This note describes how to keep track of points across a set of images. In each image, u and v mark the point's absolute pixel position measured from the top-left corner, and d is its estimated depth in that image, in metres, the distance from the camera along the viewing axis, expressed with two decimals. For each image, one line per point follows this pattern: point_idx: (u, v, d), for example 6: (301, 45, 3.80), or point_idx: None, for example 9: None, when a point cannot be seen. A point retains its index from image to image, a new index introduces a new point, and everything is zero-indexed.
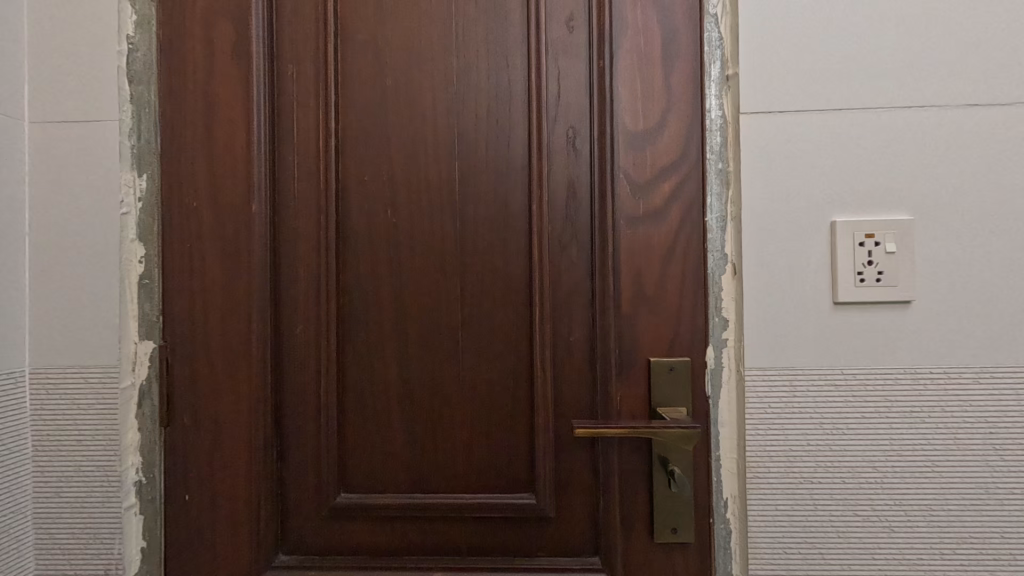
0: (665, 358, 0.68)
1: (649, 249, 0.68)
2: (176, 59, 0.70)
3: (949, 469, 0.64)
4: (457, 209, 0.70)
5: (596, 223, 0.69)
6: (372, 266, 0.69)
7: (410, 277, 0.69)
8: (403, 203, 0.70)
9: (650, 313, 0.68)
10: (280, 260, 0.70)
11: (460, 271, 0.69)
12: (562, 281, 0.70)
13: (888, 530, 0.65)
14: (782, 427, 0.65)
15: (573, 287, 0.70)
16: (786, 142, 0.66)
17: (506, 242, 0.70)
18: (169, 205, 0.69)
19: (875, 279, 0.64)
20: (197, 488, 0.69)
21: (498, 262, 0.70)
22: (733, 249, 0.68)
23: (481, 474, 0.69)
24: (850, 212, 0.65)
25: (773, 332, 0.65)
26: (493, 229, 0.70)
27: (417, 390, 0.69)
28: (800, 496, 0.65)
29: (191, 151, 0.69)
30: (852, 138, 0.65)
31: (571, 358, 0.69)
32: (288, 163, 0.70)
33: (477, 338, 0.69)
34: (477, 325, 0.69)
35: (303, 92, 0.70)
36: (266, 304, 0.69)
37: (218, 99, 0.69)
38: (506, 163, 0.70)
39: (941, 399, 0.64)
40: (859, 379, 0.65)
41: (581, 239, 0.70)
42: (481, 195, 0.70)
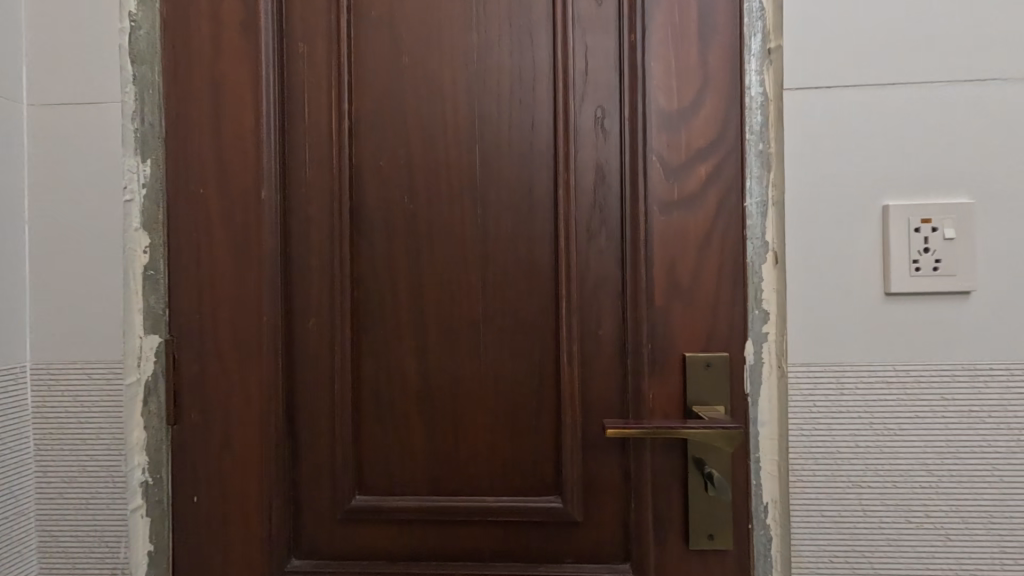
0: (701, 353, 0.64)
1: (683, 237, 0.64)
2: (187, 43, 0.67)
3: (1012, 473, 0.59)
4: (477, 198, 0.67)
5: (626, 210, 0.65)
6: (389, 258, 0.68)
7: (427, 270, 0.67)
8: (420, 193, 0.67)
9: (684, 305, 0.64)
10: (295, 252, 0.68)
11: (479, 263, 0.67)
12: (589, 272, 0.66)
13: (944, 538, 0.60)
14: (828, 427, 0.61)
15: (601, 278, 0.66)
16: (834, 121, 0.61)
17: (531, 231, 0.66)
18: (182, 196, 0.67)
19: (932, 268, 0.59)
20: (217, 486, 0.67)
21: (521, 252, 0.67)
22: (774, 235, 0.63)
23: (505, 474, 0.67)
24: (904, 197, 0.60)
25: (818, 326, 0.61)
26: (517, 218, 0.67)
27: (437, 385, 0.67)
28: (847, 500, 0.61)
29: (204, 140, 0.67)
30: (907, 114, 0.60)
31: (600, 353, 0.66)
32: (303, 150, 0.68)
33: (500, 331, 0.67)
34: (499, 318, 0.67)
35: (317, 75, 0.67)
36: (281, 298, 0.67)
37: (230, 84, 0.67)
38: (529, 147, 0.67)
39: (1003, 398, 0.59)
40: (913, 376, 0.60)
41: (610, 227, 0.66)
42: (503, 182, 0.67)
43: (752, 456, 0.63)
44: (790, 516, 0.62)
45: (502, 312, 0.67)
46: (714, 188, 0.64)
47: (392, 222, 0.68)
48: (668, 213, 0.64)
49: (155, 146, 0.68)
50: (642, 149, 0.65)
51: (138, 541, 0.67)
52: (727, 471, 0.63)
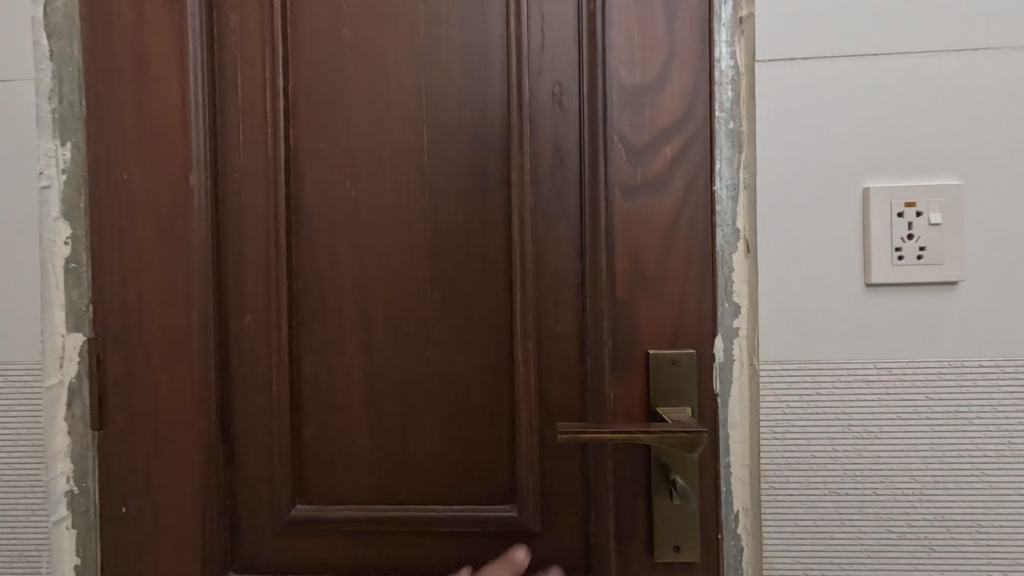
0: (666, 350, 0.59)
1: (647, 224, 0.59)
2: (108, 15, 0.61)
3: (1001, 480, 0.55)
4: (425, 183, 0.62)
5: (585, 195, 0.60)
6: (331, 248, 0.62)
7: (372, 261, 0.62)
8: (364, 178, 0.62)
9: (649, 298, 0.59)
10: (230, 243, 0.63)
11: (428, 253, 0.62)
12: (547, 263, 0.61)
13: (928, 549, 0.56)
14: (804, 430, 0.56)
15: (560, 269, 0.61)
16: (810, 95, 0.55)
17: (484, 218, 0.61)
18: (105, 183, 0.62)
19: (916, 257, 0.54)
20: (148, 495, 0.62)
21: (473, 241, 0.61)
22: (745, 222, 0.58)
23: (457, 481, 0.62)
24: (886, 179, 0.55)
25: (792, 320, 0.56)
26: (469, 204, 0.61)
27: (383, 386, 0.62)
28: (823, 509, 0.56)
29: (128, 121, 0.62)
30: (890, 88, 0.55)
31: (558, 350, 0.61)
32: (236, 132, 0.62)
33: (450, 326, 0.62)
34: (449, 313, 0.62)
35: (250, 50, 0.62)
36: (216, 292, 0.63)
37: (155, 60, 0.61)
38: (481, 127, 0.61)
39: (993, 398, 0.54)
40: (895, 374, 0.55)
41: (569, 214, 0.61)
42: (453, 165, 0.61)
43: (721, 461, 0.59)
44: (761, 526, 0.57)
45: (453, 307, 0.62)
46: (680, 170, 0.59)
47: (334, 210, 0.62)
48: (631, 197, 0.59)
49: (75, 128, 0.62)
50: (602, 127, 0.59)
51: (63, 555, 0.63)
52: (694, 477, 0.58)
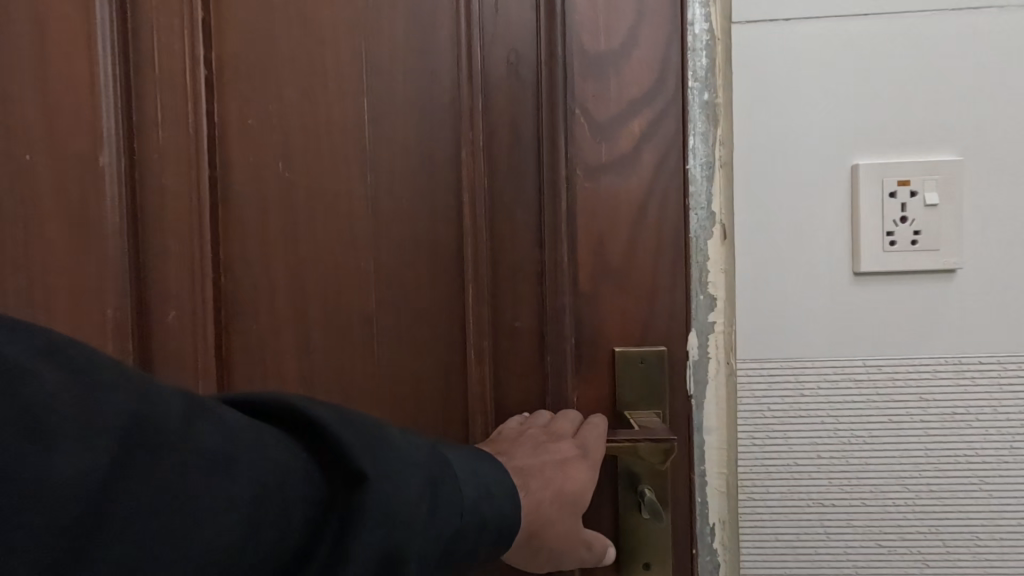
0: (634, 349, 0.53)
1: (613, 208, 0.53)
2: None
3: (1002, 488, 0.50)
4: (366, 164, 0.55)
5: (543, 176, 0.54)
6: (263, 239, 0.56)
7: (309, 252, 0.56)
8: (298, 160, 0.56)
9: (615, 291, 0.53)
10: (147, 234, 0.56)
11: (371, 242, 0.56)
12: (502, 252, 0.55)
13: (921, 565, 0.51)
14: (784, 435, 0.51)
15: (517, 260, 0.55)
16: (792, 62, 0.50)
17: (432, 203, 0.55)
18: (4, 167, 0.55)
19: (910, 241, 0.49)
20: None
21: (421, 229, 0.55)
22: (721, 205, 0.51)
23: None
24: (877, 155, 0.49)
25: (770, 314, 0.51)
26: (415, 187, 0.55)
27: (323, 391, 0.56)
28: (806, 521, 0.51)
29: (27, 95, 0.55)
30: (881, 52, 0.49)
31: (516, 349, 0.55)
32: (151, 111, 0.55)
33: (395, 322, 0.56)
34: (395, 309, 0.56)
35: (165, 15, 0.55)
36: (136, 290, 0.57)
37: (58, 28, 0.55)
38: (428, 101, 0.55)
39: (994, 399, 0.49)
40: (886, 374, 0.50)
41: (527, 198, 0.54)
42: (397, 144, 0.55)
43: (696, 470, 0.52)
44: (738, 539, 0.52)
45: (400, 302, 0.56)
46: (649, 147, 0.52)
47: (264, 196, 0.56)
48: (594, 178, 0.53)
49: None
50: (563, 99, 0.53)
51: None
52: (666, 488, 0.52)
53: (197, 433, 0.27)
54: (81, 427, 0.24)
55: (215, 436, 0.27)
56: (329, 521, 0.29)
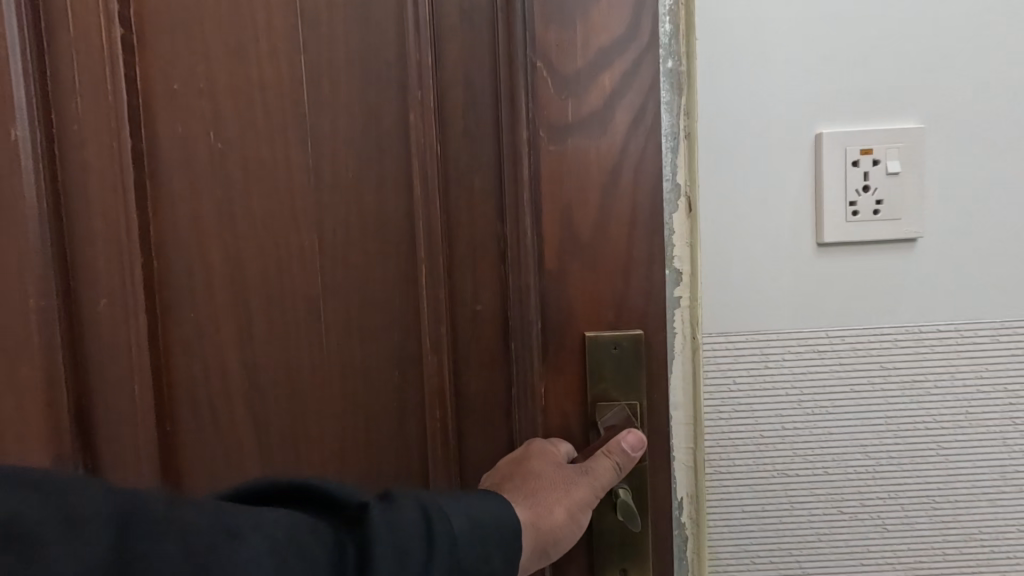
0: (603, 334, 0.50)
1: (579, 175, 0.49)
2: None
3: (958, 452, 0.51)
4: (309, 134, 0.53)
5: (503, 145, 0.51)
6: (202, 220, 0.54)
7: (255, 232, 0.54)
8: (235, 133, 0.53)
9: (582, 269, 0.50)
10: (70, 213, 0.53)
11: (321, 220, 0.53)
12: (461, 230, 0.53)
13: (881, 529, 0.52)
14: (751, 408, 0.51)
15: (479, 238, 0.53)
16: (754, 27, 0.48)
17: (382, 175, 0.53)
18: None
19: (873, 211, 0.48)
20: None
21: (378, 204, 0.53)
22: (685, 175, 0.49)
23: (367, 480, 0.55)
24: (841, 121, 0.48)
25: (733, 286, 0.51)
26: (360, 158, 0.53)
27: (273, 379, 0.55)
28: (771, 492, 0.52)
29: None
30: (840, 18, 0.48)
31: (478, 331, 0.53)
32: (69, 83, 0.52)
33: (344, 303, 0.54)
34: (344, 289, 0.54)
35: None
36: (66, 272, 0.53)
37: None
38: (376, 69, 0.52)
39: (951, 365, 0.50)
40: (849, 344, 0.50)
41: (486, 169, 0.52)
42: (342, 111, 0.52)
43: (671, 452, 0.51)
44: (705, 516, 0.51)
45: (355, 282, 0.54)
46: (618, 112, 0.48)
47: (202, 171, 0.53)
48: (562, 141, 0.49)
49: None
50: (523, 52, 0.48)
51: None
52: (640, 479, 0.50)
53: (194, 514, 0.29)
54: (64, 529, 0.25)
55: (210, 514, 0.29)
56: (349, 558, 0.31)
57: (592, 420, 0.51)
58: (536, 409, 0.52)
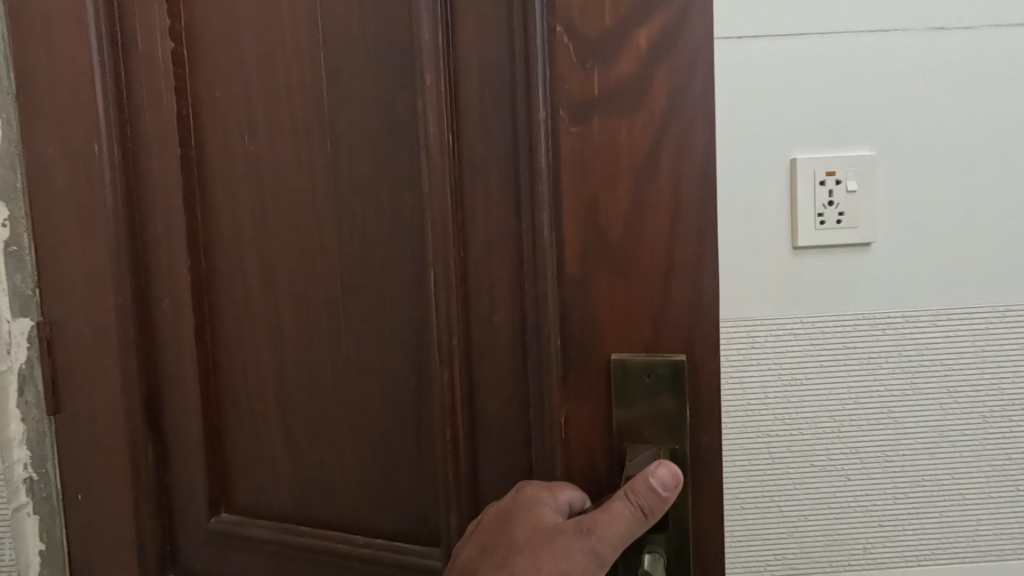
0: (638, 365, 0.51)
1: (608, 169, 0.49)
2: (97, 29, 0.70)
3: (905, 415, 0.62)
4: (332, 157, 0.61)
5: (520, 142, 0.53)
6: (262, 222, 0.64)
7: (285, 249, 0.64)
8: (292, 149, 0.62)
9: (607, 271, 0.50)
10: (163, 214, 0.66)
11: (366, 225, 0.62)
12: (477, 231, 0.57)
13: (844, 478, 0.63)
14: (738, 380, 0.63)
15: (495, 236, 0.57)
16: (741, 72, 0.60)
17: (399, 188, 0.60)
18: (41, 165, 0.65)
19: (836, 221, 0.60)
20: (106, 466, 0.67)
21: (414, 206, 0.59)
22: (697, 176, 0.48)
23: (399, 454, 0.63)
24: (811, 148, 0.60)
25: (723, 283, 0.62)
26: (372, 178, 0.61)
27: (297, 374, 0.65)
28: (753, 447, 0.63)
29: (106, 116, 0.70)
30: (811, 65, 0.59)
31: (493, 334, 0.58)
32: (164, 108, 0.64)
33: (360, 308, 0.63)
34: (358, 297, 0.62)
35: (176, 22, 0.64)
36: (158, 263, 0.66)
37: (69, 44, 0.63)
38: (404, 90, 0.58)
39: (898, 343, 0.62)
40: (817, 326, 0.62)
41: (500, 156, 0.55)
42: (354, 135, 0.61)
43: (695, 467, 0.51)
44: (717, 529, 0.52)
45: (391, 277, 0.61)
46: (643, 110, 0.48)
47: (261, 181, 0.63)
48: (586, 120, 0.49)
49: (6, 109, 0.66)
50: (540, 38, 0.49)
51: (31, 538, 0.69)
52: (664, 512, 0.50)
53: None
54: None
55: None
56: None
57: (621, 458, 0.52)
58: (560, 433, 0.53)
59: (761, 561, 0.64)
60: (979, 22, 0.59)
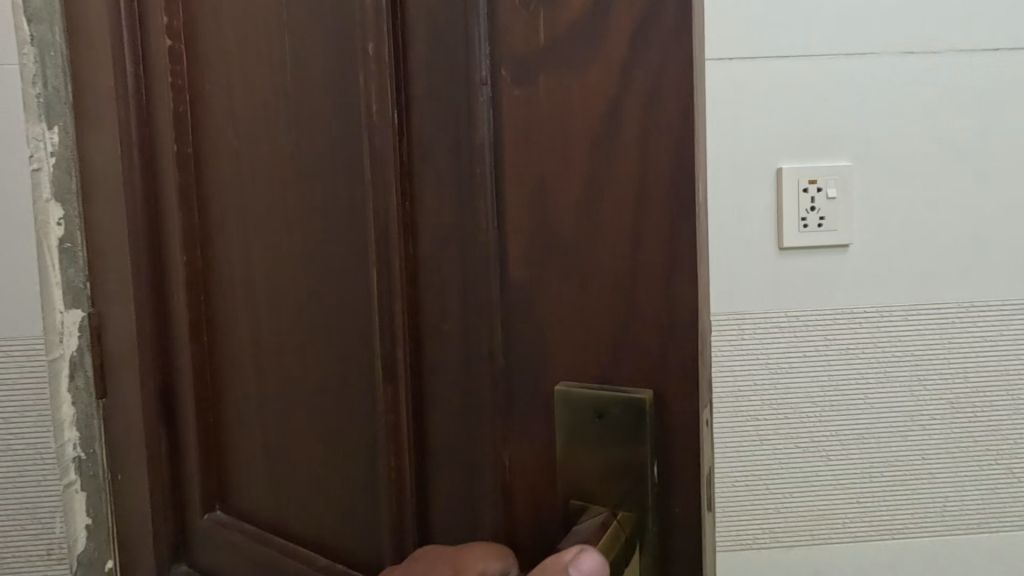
0: (583, 395, 0.33)
1: (557, 140, 0.31)
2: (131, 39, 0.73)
3: (880, 401, 0.68)
4: (282, 132, 0.49)
5: (456, 95, 0.36)
6: (252, 242, 0.52)
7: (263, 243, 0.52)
8: (261, 139, 0.50)
9: (556, 288, 0.33)
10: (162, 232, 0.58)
11: (317, 231, 0.48)
12: (425, 222, 0.40)
13: (825, 459, 0.69)
14: (730, 369, 0.69)
15: (439, 234, 0.39)
16: (733, 91, 0.66)
17: (344, 166, 0.45)
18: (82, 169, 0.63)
19: (817, 225, 0.66)
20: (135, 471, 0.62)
21: (347, 200, 0.45)
22: (666, 151, 0.29)
23: (354, 506, 0.48)
24: (795, 159, 0.66)
25: (716, 280, 0.68)
26: (331, 152, 0.46)
27: (268, 396, 0.53)
28: (744, 430, 0.70)
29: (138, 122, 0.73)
30: (796, 85, 0.66)
31: (442, 368, 0.40)
32: (165, 108, 0.57)
33: (313, 317, 0.49)
34: (316, 304, 0.48)
35: (175, 19, 0.55)
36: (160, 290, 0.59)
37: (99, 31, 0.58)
38: (345, 58, 0.44)
39: (873, 336, 0.68)
40: (801, 320, 0.68)
41: (447, 127, 0.37)
42: (310, 101, 0.47)
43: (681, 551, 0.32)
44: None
45: (347, 292, 0.46)
46: (596, 57, 0.30)
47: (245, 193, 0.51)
48: (529, 83, 0.32)
49: (61, 113, 0.63)
50: None
51: (75, 517, 0.67)
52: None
53: None
54: None
55: None
56: None
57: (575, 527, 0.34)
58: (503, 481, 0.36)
59: (750, 535, 0.70)
60: (946, 46, 0.66)
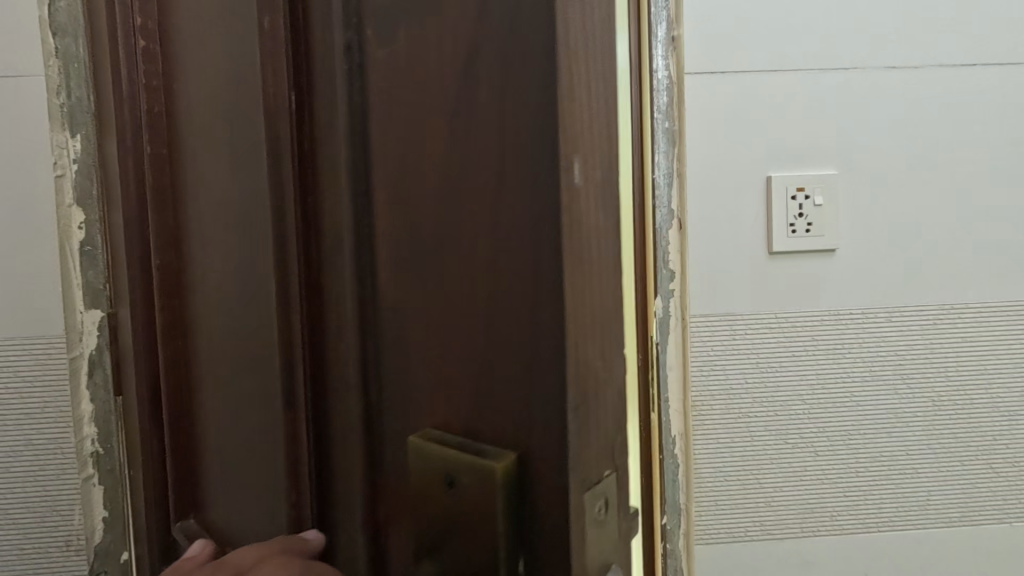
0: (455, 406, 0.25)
1: (415, 86, 0.25)
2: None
3: (865, 398, 0.72)
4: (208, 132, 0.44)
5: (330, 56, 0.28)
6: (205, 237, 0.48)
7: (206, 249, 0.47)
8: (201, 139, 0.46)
9: (424, 278, 0.26)
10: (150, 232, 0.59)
11: (230, 227, 0.42)
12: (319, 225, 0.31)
13: (813, 454, 0.72)
14: (723, 368, 0.72)
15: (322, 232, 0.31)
16: (727, 103, 0.69)
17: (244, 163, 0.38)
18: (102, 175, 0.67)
19: (805, 230, 0.70)
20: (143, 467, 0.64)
21: (247, 177, 0.38)
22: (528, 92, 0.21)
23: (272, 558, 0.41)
24: (785, 168, 0.70)
25: (709, 284, 0.71)
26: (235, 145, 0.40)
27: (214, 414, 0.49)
28: (736, 427, 0.72)
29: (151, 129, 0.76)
30: (785, 99, 0.69)
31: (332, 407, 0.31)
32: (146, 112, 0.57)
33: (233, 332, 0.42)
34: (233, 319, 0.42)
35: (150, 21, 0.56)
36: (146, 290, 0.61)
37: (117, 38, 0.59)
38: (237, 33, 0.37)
39: (859, 337, 0.71)
40: (791, 321, 0.71)
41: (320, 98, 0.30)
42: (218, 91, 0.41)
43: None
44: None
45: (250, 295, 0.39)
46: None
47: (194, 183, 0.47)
48: (392, 38, 0.26)
49: (85, 121, 0.67)
50: None
51: (93, 509, 0.70)
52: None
53: None
54: None
55: None
56: None
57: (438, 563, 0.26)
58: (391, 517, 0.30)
59: (742, 528, 0.73)
60: (926, 62, 0.69)
